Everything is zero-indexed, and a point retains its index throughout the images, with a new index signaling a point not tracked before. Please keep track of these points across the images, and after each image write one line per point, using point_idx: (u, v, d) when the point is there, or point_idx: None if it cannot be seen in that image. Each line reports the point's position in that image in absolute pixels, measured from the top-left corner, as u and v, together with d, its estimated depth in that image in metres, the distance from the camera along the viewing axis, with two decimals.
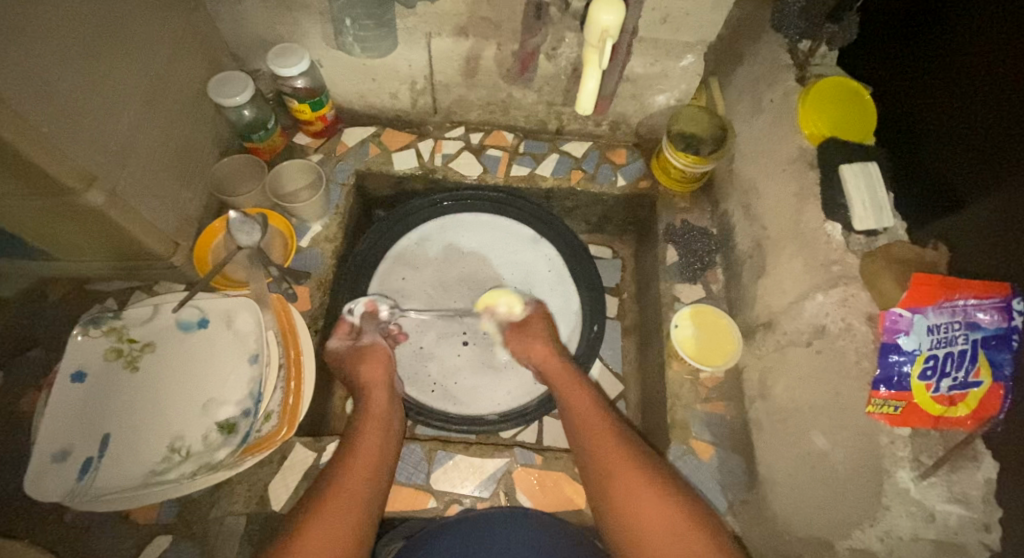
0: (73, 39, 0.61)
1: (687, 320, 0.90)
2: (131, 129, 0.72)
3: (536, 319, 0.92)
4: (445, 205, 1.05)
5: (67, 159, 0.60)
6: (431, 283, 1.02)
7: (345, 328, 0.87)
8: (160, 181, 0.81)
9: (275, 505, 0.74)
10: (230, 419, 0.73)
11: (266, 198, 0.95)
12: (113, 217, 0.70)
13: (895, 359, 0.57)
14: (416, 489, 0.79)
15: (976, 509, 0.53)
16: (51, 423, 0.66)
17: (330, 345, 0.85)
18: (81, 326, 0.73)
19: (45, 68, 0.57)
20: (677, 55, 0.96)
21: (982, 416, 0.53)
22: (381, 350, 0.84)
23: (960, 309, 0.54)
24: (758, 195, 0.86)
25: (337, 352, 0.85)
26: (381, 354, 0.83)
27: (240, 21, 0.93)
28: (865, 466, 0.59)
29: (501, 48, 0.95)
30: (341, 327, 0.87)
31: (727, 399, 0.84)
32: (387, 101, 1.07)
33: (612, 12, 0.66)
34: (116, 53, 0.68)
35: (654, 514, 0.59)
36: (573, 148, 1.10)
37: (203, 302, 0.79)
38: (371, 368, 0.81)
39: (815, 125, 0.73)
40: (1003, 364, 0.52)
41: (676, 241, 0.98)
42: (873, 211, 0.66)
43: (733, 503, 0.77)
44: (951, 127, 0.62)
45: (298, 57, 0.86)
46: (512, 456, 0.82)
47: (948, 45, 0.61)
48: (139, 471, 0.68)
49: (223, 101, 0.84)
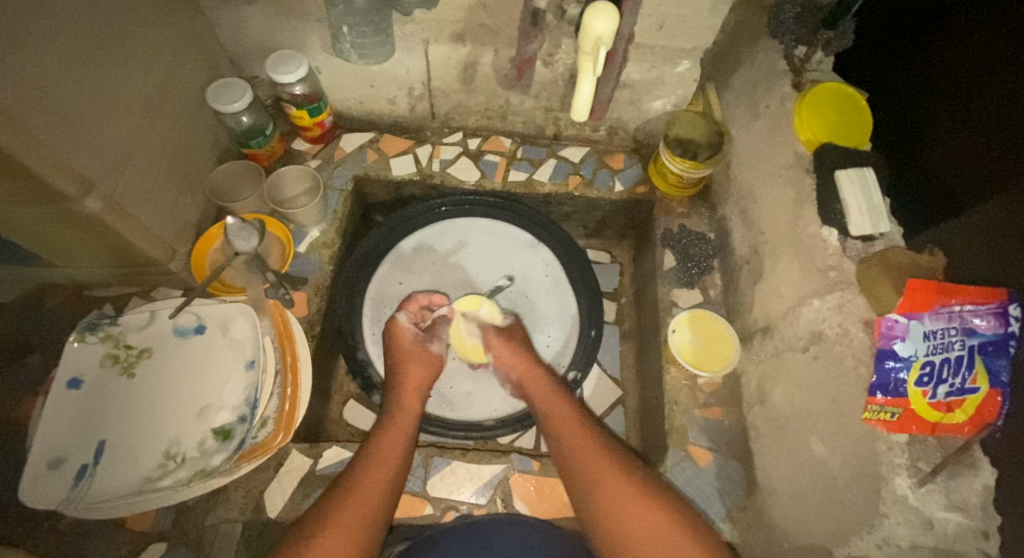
0: (72, 46, 0.61)
1: (685, 324, 0.89)
2: (129, 136, 0.73)
3: (514, 333, 0.89)
4: (443, 210, 1.05)
5: (65, 166, 0.61)
6: (428, 288, 1.02)
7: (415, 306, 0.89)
8: (158, 187, 0.81)
9: (271, 513, 0.74)
10: (226, 425, 0.73)
11: (264, 204, 0.95)
12: (111, 224, 0.71)
13: (891, 366, 0.57)
14: (412, 496, 0.79)
15: (975, 517, 0.53)
16: (47, 431, 0.66)
17: (399, 319, 0.87)
18: (78, 333, 0.72)
19: (42, 74, 0.57)
20: (674, 61, 0.96)
21: (980, 423, 0.53)
22: (429, 354, 0.87)
23: (956, 315, 0.54)
24: (755, 200, 0.86)
25: (403, 327, 0.86)
26: (431, 358, 0.86)
27: (239, 28, 0.94)
28: (863, 474, 0.59)
29: (498, 54, 0.95)
30: (414, 306, 0.89)
31: (725, 404, 0.84)
32: (385, 107, 1.08)
33: (606, 20, 0.65)
34: (113, 59, 0.68)
35: (641, 517, 0.59)
36: (570, 153, 1.10)
37: (200, 308, 0.79)
38: (411, 372, 0.83)
39: (812, 131, 0.74)
40: (1000, 372, 0.52)
41: (673, 246, 0.98)
42: (870, 216, 0.66)
43: (731, 509, 0.77)
44: (948, 133, 0.62)
45: (296, 64, 0.86)
46: (510, 462, 0.81)
47: (944, 47, 0.61)
48: (134, 478, 0.68)
49: (220, 108, 0.84)
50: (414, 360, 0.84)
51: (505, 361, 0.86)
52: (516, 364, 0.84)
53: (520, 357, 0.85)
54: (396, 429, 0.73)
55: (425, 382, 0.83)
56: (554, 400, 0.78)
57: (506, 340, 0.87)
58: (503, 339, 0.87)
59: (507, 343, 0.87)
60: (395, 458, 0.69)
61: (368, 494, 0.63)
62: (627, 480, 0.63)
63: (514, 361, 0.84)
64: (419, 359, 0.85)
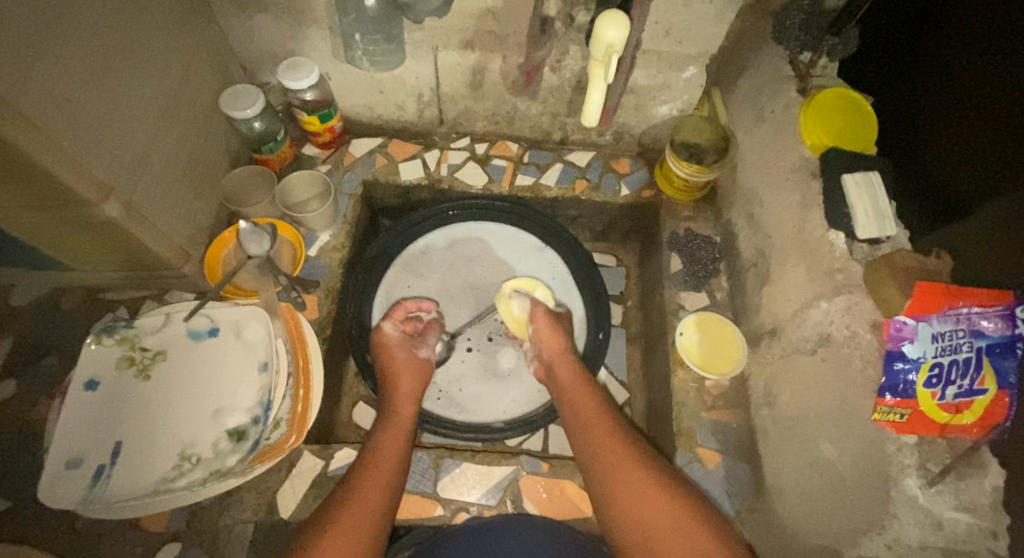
0: (92, 55, 0.62)
1: (691, 327, 0.90)
2: (145, 142, 0.74)
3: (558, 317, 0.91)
4: (451, 214, 1.06)
5: (85, 172, 0.62)
6: (436, 291, 1.03)
7: (399, 313, 0.90)
8: (173, 192, 0.82)
9: (283, 513, 0.75)
10: (240, 426, 0.74)
11: (276, 208, 0.97)
12: (129, 228, 0.72)
13: (900, 367, 0.58)
14: (423, 497, 0.79)
15: (984, 517, 0.53)
16: (65, 432, 0.67)
17: (386, 329, 0.87)
18: (95, 335, 0.74)
19: (63, 82, 0.58)
20: (680, 67, 0.97)
21: (989, 423, 0.54)
22: (416, 359, 0.86)
23: (964, 317, 0.55)
24: (761, 204, 0.87)
25: (389, 338, 0.86)
26: (418, 363, 0.86)
27: (250, 35, 0.95)
28: (872, 475, 0.59)
29: (506, 61, 0.96)
30: (398, 312, 0.90)
31: (733, 406, 0.85)
32: (394, 113, 1.09)
33: (617, 28, 0.66)
34: (131, 67, 0.70)
35: (658, 513, 0.60)
36: (576, 158, 1.11)
37: (213, 311, 0.80)
38: (404, 379, 0.83)
39: (816, 136, 0.75)
40: (1008, 373, 0.52)
41: (680, 249, 0.99)
42: (876, 219, 0.67)
43: (740, 511, 0.77)
44: (953, 137, 0.62)
45: (307, 70, 0.88)
46: (519, 464, 0.82)
47: (949, 51, 0.62)
48: (151, 479, 0.69)
49: (234, 114, 0.86)
50: (407, 367, 0.84)
51: (542, 340, 0.86)
52: (551, 347, 0.85)
53: (558, 341, 0.85)
54: (396, 433, 0.74)
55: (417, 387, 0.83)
56: (575, 391, 0.79)
57: (549, 322, 0.88)
58: (548, 320, 0.88)
59: (547, 326, 0.87)
60: (395, 461, 0.69)
61: (370, 497, 0.64)
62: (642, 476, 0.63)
63: (553, 341, 0.85)
64: (409, 364, 0.85)
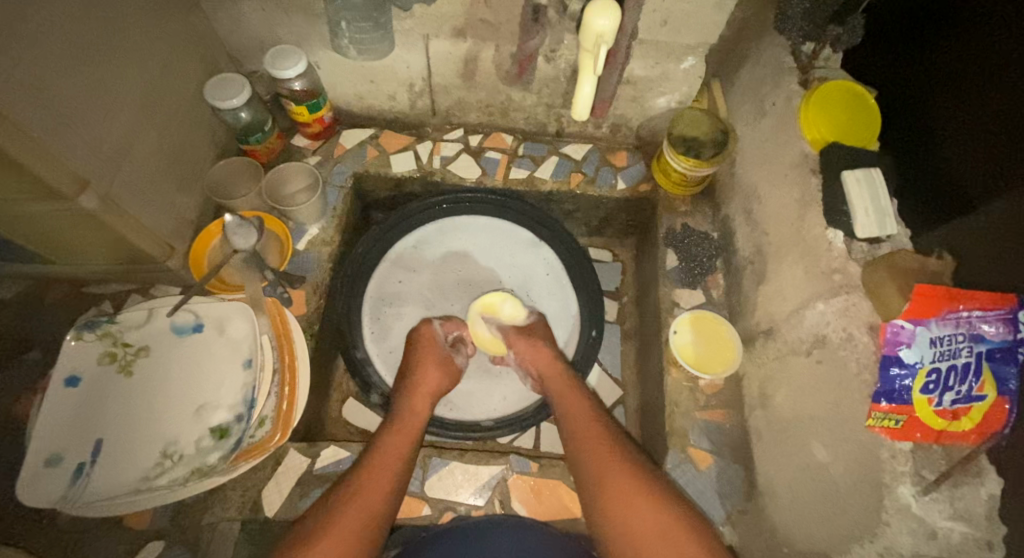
0: (66, 42, 0.60)
1: (686, 325, 0.88)
2: (126, 132, 0.72)
3: (533, 329, 0.89)
4: (444, 208, 1.04)
5: (61, 164, 0.60)
6: (428, 286, 1.01)
7: (452, 325, 0.93)
8: (156, 184, 0.80)
9: (268, 512, 0.74)
10: (223, 423, 0.73)
11: (263, 202, 0.95)
12: (109, 221, 0.70)
13: (895, 373, 0.56)
14: (409, 497, 0.78)
15: (979, 527, 0.51)
16: (45, 430, 0.66)
17: (433, 324, 0.89)
18: (76, 331, 0.72)
19: (35, 70, 0.56)
20: (678, 58, 0.94)
21: (988, 431, 0.51)
22: (450, 365, 0.86)
23: (964, 321, 0.52)
24: (759, 201, 0.85)
25: (434, 332, 0.89)
26: (451, 366, 0.86)
27: (238, 22, 0.93)
28: (866, 481, 0.58)
29: (500, 50, 0.94)
30: (451, 323, 0.93)
31: (727, 406, 0.83)
32: (386, 103, 1.07)
33: (608, 17, 0.64)
34: (112, 55, 0.68)
35: (642, 514, 0.59)
36: (573, 150, 1.09)
37: (197, 306, 0.78)
38: (429, 379, 0.82)
39: (818, 131, 0.72)
40: (1008, 379, 0.50)
41: (676, 246, 0.97)
42: (876, 218, 0.64)
43: (731, 513, 0.76)
44: (960, 129, 0.60)
45: (296, 59, 0.85)
46: (508, 463, 0.81)
47: (956, 39, 0.59)
48: (132, 477, 0.68)
49: (219, 105, 0.83)
50: (428, 374, 0.82)
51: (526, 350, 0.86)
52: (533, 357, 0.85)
53: (540, 352, 0.85)
54: (405, 429, 0.72)
55: (440, 390, 0.82)
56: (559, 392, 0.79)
57: (522, 336, 0.88)
58: (523, 335, 0.88)
59: (522, 338, 0.88)
60: (401, 457, 0.68)
61: (376, 496, 0.62)
62: (627, 477, 0.63)
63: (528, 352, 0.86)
64: (442, 364, 0.85)
